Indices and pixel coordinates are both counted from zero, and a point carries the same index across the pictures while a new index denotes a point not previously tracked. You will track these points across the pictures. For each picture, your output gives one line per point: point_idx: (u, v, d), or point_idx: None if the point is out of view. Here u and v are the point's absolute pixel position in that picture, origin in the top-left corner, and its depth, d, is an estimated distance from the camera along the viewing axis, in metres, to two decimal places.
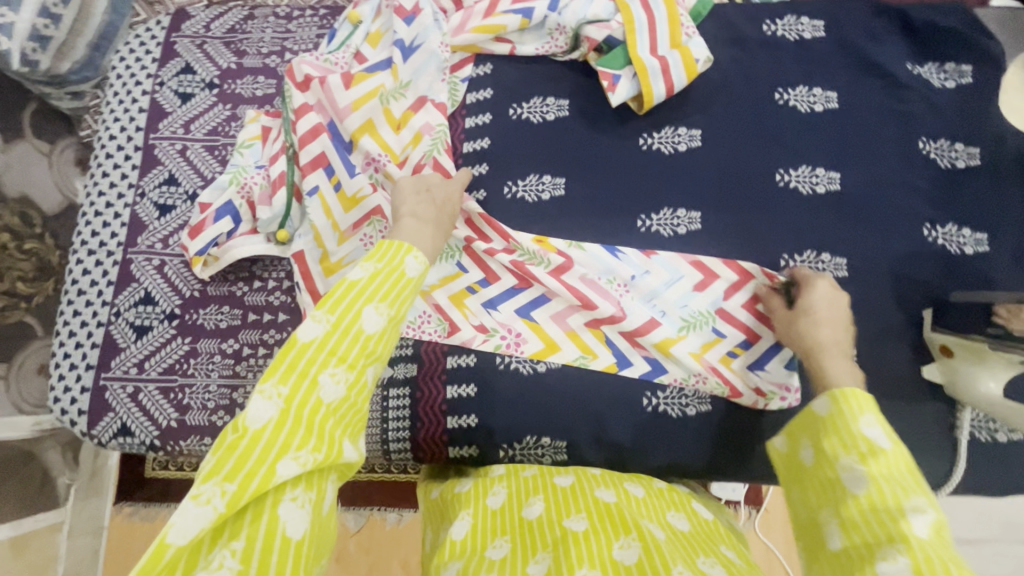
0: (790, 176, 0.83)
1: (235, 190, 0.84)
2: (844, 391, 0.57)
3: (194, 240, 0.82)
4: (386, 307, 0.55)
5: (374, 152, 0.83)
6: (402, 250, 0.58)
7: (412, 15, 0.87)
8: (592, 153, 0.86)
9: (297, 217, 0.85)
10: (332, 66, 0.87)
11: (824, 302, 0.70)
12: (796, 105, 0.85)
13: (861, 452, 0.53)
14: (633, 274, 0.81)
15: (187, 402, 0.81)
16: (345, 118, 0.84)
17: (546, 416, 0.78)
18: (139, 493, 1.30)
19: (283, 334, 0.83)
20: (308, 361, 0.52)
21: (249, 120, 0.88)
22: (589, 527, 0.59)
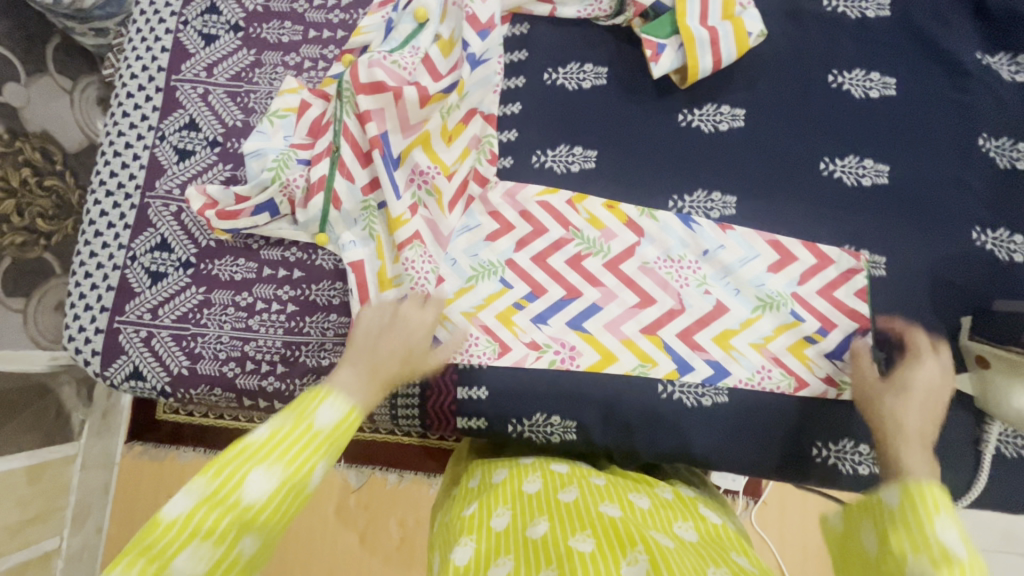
0: (835, 165, 0.79)
1: (278, 189, 0.76)
2: (921, 488, 0.51)
3: (224, 221, 0.77)
4: (342, 405, 0.57)
5: (423, 166, 0.79)
6: (317, 400, 0.56)
7: (486, 29, 0.78)
8: (627, 127, 0.82)
9: (337, 223, 0.79)
10: (401, 71, 0.77)
11: (917, 386, 0.63)
12: (850, 89, 0.80)
13: (932, 557, 0.47)
14: (706, 249, 0.79)
15: (199, 350, 0.81)
16: (409, 135, 0.79)
17: (558, 396, 0.77)
18: (149, 434, 1.34)
19: (297, 291, 0.82)
20: (238, 457, 0.50)
21: (288, 89, 0.81)
22: (596, 548, 0.53)
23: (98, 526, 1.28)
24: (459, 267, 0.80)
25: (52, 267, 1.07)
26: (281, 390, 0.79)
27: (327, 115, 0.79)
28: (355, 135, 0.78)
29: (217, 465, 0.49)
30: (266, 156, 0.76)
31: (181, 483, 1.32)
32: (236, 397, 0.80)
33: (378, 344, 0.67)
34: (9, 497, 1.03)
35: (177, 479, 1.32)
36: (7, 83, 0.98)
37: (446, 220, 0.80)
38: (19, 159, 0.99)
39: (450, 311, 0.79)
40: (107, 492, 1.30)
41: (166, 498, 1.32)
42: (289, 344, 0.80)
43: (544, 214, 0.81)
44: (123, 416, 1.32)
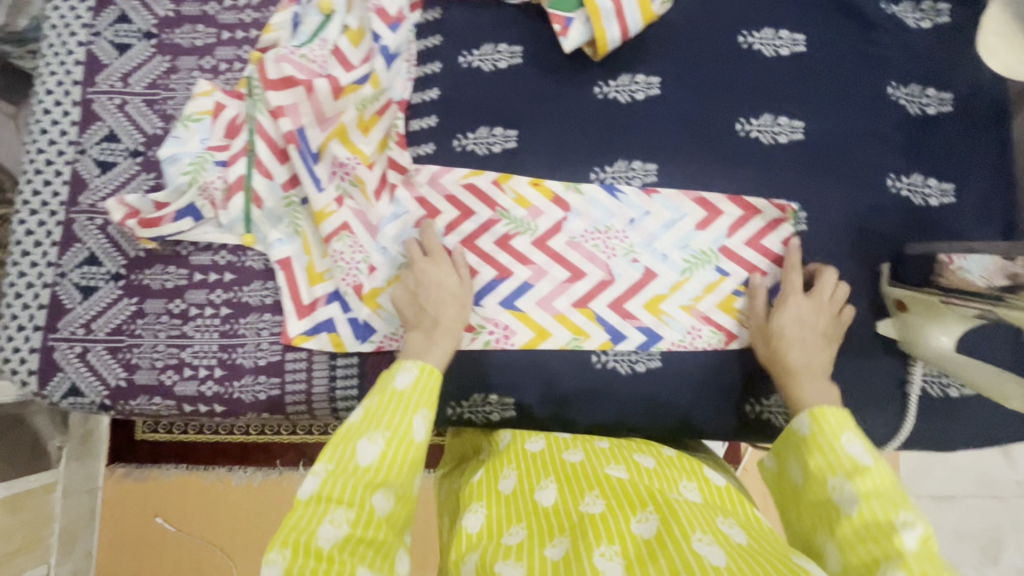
0: (751, 125, 0.80)
1: (197, 193, 0.77)
2: (825, 412, 0.61)
3: (147, 230, 0.77)
4: (414, 364, 0.64)
5: (342, 158, 0.78)
6: (399, 364, 0.64)
7: (396, 22, 0.79)
8: (545, 103, 0.82)
9: (261, 222, 0.79)
10: (309, 64, 0.77)
11: (791, 321, 0.70)
12: (760, 49, 0.81)
13: (846, 471, 0.56)
14: (632, 217, 0.79)
15: (135, 361, 0.80)
16: (327, 129, 0.78)
17: (493, 375, 0.78)
18: (132, 456, 1.33)
19: (230, 294, 0.82)
20: (342, 441, 0.58)
21: (201, 93, 0.80)
22: (605, 508, 0.56)
23: (87, 550, 1.29)
24: (390, 255, 0.80)
25: None
26: (221, 394, 0.80)
27: (241, 115, 0.79)
28: (270, 132, 0.77)
29: (331, 452, 0.57)
30: (182, 160, 0.76)
31: (165, 502, 1.32)
32: (175, 404, 0.80)
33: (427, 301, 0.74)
34: None
35: (163, 495, 1.32)
36: None
37: (374, 208, 0.80)
38: None
39: (382, 299, 0.80)
40: (92, 516, 1.30)
41: (152, 517, 1.31)
42: (225, 348, 0.80)
43: (471, 197, 0.81)
44: (104, 441, 1.32)
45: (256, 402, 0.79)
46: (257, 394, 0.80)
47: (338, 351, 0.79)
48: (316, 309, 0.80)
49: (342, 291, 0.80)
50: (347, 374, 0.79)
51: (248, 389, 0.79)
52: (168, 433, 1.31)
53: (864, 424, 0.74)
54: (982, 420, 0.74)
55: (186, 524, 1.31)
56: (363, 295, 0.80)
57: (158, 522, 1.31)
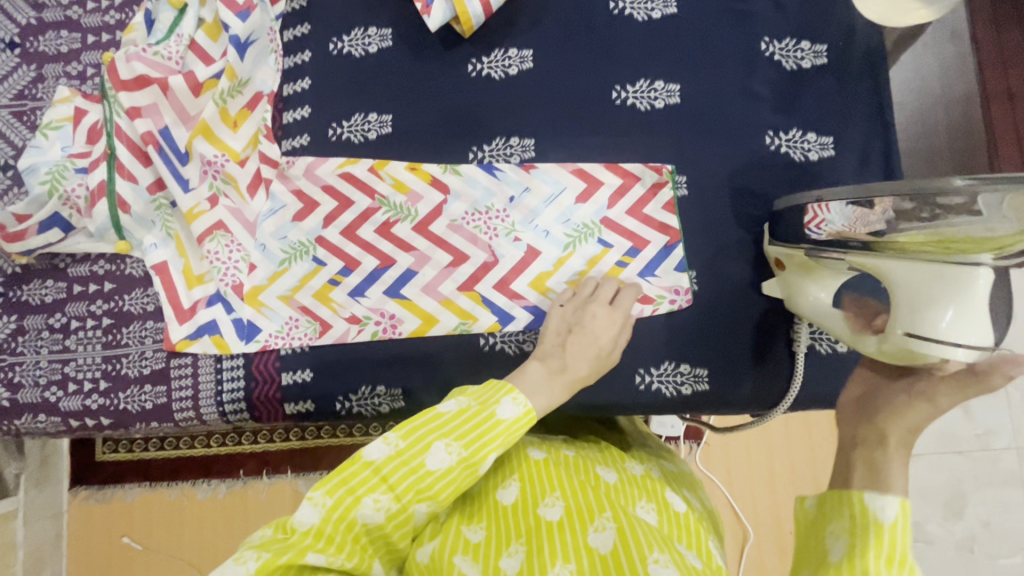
0: (627, 93, 0.78)
1: (59, 203, 0.75)
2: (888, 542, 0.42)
3: (13, 244, 0.75)
4: (523, 400, 0.56)
5: (209, 156, 0.77)
6: (503, 390, 0.57)
7: (246, 10, 0.77)
8: (419, 84, 0.80)
9: (132, 228, 0.77)
10: (163, 61, 0.75)
11: (884, 406, 0.52)
12: (632, 14, 0.79)
13: None
14: (512, 195, 0.78)
15: (18, 380, 0.79)
16: (191, 127, 0.77)
17: (380, 366, 0.76)
18: (92, 478, 1.29)
19: (111, 304, 0.80)
20: (423, 426, 0.55)
21: (61, 100, 0.78)
22: (564, 515, 0.57)
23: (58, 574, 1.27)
24: (269, 252, 0.78)
25: None
26: (107, 406, 0.78)
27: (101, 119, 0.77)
28: (130, 135, 0.75)
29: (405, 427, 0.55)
30: (39, 170, 0.74)
31: (132, 522, 1.27)
32: (61, 421, 0.78)
33: (552, 343, 0.66)
34: None
35: (128, 515, 1.28)
36: None
37: (249, 206, 0.78)
38: None
39: (264, 297, 0.78)
40: (60, 539, 1.27)
41: (119, 537, 1.27)
42: (109, 359, 0.78)
43: (348, 186, 0.79)
44: (61, 466, 1.28)
45: (143, 412, 0.77)
46: (144, 404, 0.78)
47: (222, 354, 0.77)
48: (197, 313, 0.78)
49: (222, 293, 0.78)
50: (233, 378, 0.77)
51: (134, 400, 0.78)
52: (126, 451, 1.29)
53: (755, 384, 0.73)
54: None
55: (151, 542, 1.27)
56: (245, 294, 0.78)
57: (123, 541, 1.27)
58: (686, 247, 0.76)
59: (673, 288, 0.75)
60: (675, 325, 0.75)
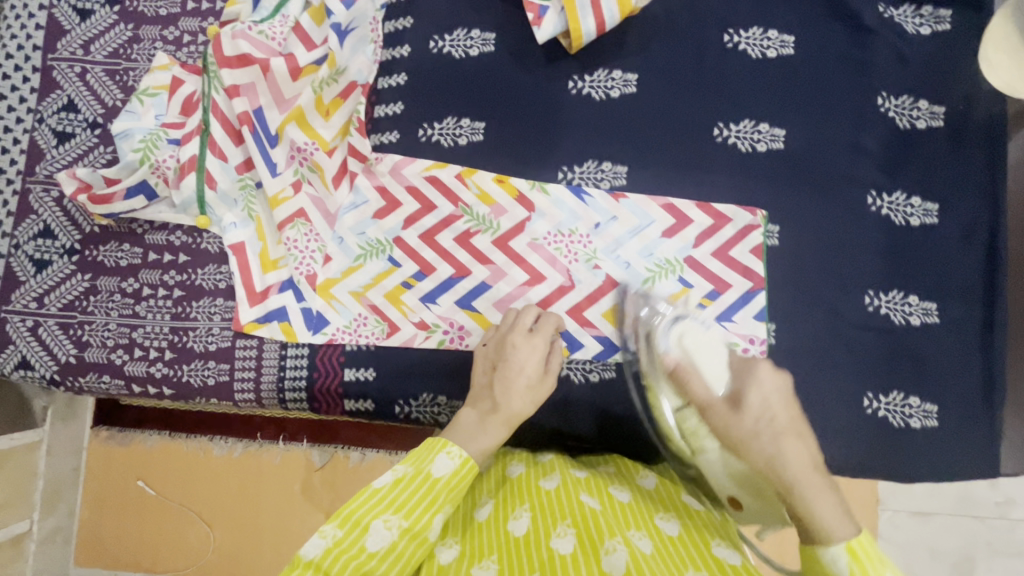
0: (729, 131, 0.76)
1: (149, 171, 0.74)
2: (862, 545, 0.45)
3: (98, 207, 0.75)
4: (457, 453, 0.58)
5: (300, 143, 0.76)
6: (438, 447, 0.58)
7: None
8: (516, 95, 0.79)
9: (216, 205, 0.77)
10: (268, 41, 0.74)
11: (762, 390, 0.54)
12: (746, 49, 0.76)
13: None
14: (598, 221, 0.76)
15: (87, 338, 0.80)
16: (285, 111, 0.76)
17: (444, 376, 0.76)
18: (116, 421, 1.34)
19: (184, 276, 0.80)
20: (361, 508, 0.54)
21: (158, 66, 0.77)
22: (576, 549, 0.53)
23: (70, 509, 1.29)
24: (347, 246, 0.78)
25: None
26: (170, 376, 0.78)
27: (198, 91, 0.76)
28: (225, 112, 0.75)
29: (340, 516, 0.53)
30: (134, 137, 0.74)
31: (146, 466, 1.30)
32: (124, 384, 0.79)
33: (483, 383, 0.67)
34: None
35: (145, 461, 1.30)
36: None
37: (332, 197, 0.78)
38: None
39: (336, 290, 0.78)
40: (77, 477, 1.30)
41: (133, 479, 1.29)
42: (177, 331, 0.79)
43: (433, 190, 0.78)
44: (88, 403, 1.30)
45: (204, 387, 0.78)
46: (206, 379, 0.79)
47: (288, 341, 0.77)
48: (268, 298, 0.78)
49: (294, 280, 0.78)
50: (297, 364, 0.77)
51: (197, 373, 0.78)
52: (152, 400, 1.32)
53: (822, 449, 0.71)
54: (943, 449, 0.70)
55: (164, 490, 1.29)
56: (318, 285, 0.78)
57: (138, 485, 1.30)
58: (769, 296, 0.74)
59: (748, 337, 0.73)
60: None
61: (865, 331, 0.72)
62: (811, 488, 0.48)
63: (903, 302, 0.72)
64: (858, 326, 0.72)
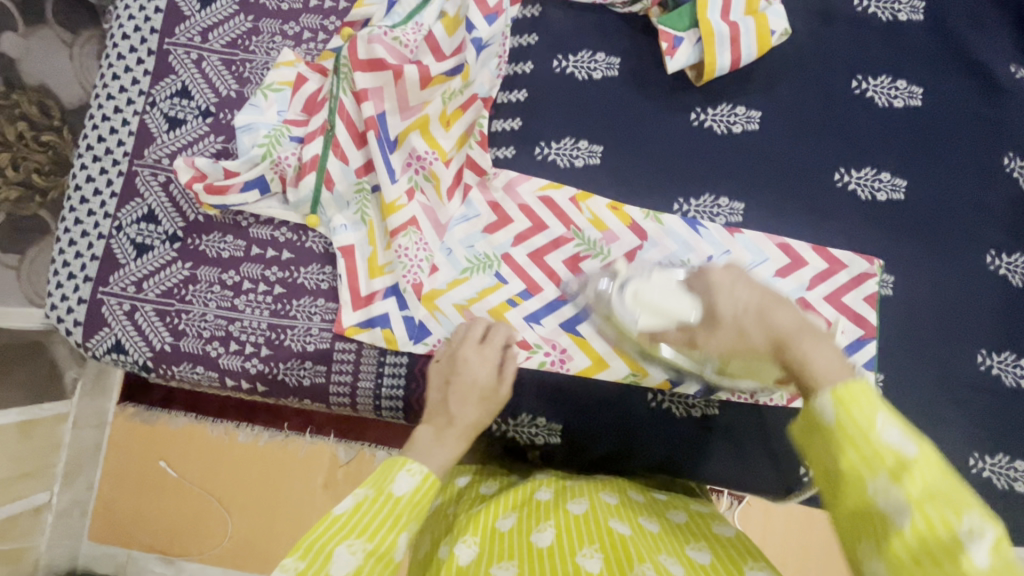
0: (850, 177, 0.76)
1: (269, 166, 0.74)
2: (846, 390, 0.45)
3: (212, 198, 0.74)
4: (418, 469, 0.57)
5: (420, 151, 0.76)
6: (398, 465, 0.56)
7: (493, 15, 0.75)
8: (637, 122, 0.79)
9: (329, 205, 0.77)
10: (403, 49, 0.74)
11: (732, 297, 0.61)
12: (873, 97, 0.76)
13: (890, 469, 0.41)
14: (711, 255, 0.76)
15: (183, 327, 0.79)
16: (409, 118, 0.76)
17: (544, 398, 0.76)
18: (143, 397, 1.27)
19: (286, 273, 0.79)
20: (319, 537, 0.51)
21: (284, 63, 0.77)
22: (603, 569, 0.52)
23: (89, 483, 1.25)
24: (455, 258, 0.78)
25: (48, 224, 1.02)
26: (265, 373, 0.78)
27: (324, 92, 0.76)
28: (351, 115, 0.75)
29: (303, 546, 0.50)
30: (258, 130, 0.74)
31: (169, 448, 1.26)
32: (218, 377, 0.78)
33: (438, 398, 0.67)
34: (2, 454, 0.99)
35: (167, 442, 1.26)
36: (6, 32, 0.99)
37: (445, 207, 0.78)
38: (15, 113, 0.99)
39: (440, 302, 0.77)
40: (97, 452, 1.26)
41: (154, 460, 1.26)
42: (274, 328, 0.78)
43: (546, 210, 0.78)
44: (116, 377, 1.26)
45: (300, 387, 0.78)
46: (300, 379, 0.78)
47: (390, 349, 0.77)
48: (373, 303, 0.77)
49: (399, 288, 0.78)
50: (396, 373, 0.77)
51: (292, 373, 0.78)
52: None
53: None
54: None
55: (186, 472, 1.26)
56: (422, 295, 0.77)
57: (158, 464, 1.26)
58: (879, 346, 0.73)
59: None
60: None
61: (975, 390, 0.72)
62: (812, 350, 0.52)
63: (1016, 364, 0.72)
64: (969, 384, 0.72)
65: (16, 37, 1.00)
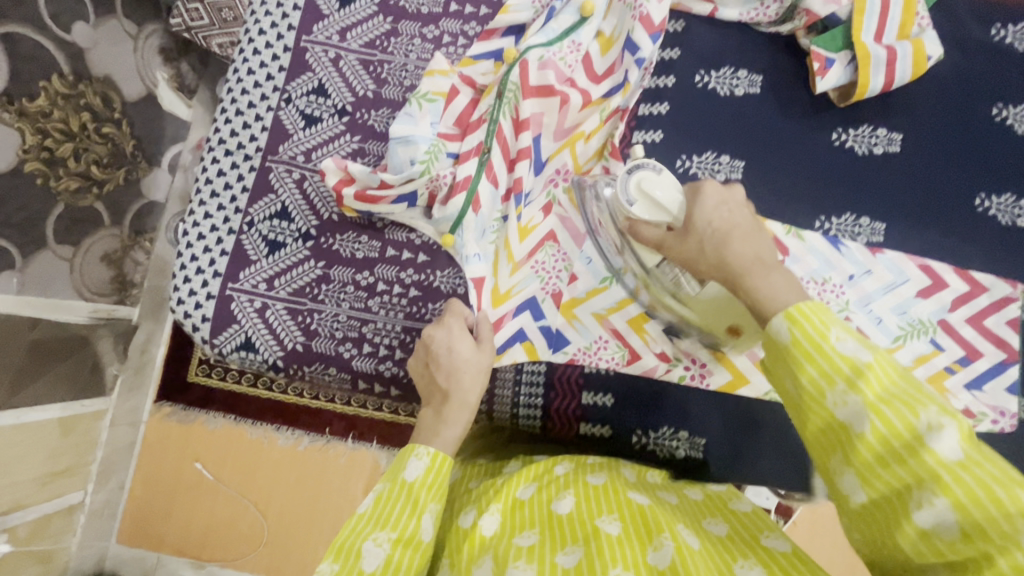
0: (990, 203, 0.76)
1: (425, 182, 0.75)
2: (800, 309, 0.46)
3: (359, 203, 0.75)
4: (425, 451, 0.59)
5: (565, 167, 0.79)
6: (407, 453, 0.59)
7: (658, 33, 0.74)
8: (777, 139, 0.79)
9: (468, 228, 0.76)
10: (565, 69, 0.75)
11: (715, 210, 0.59)
12: (1013, 125, 0.77)
13: (845, 378, 0.42)
14: (853, 273, 0.76)
15: (315, 327, 0.77)
16: (559, 138, 0.78)
17: (686, 411, 0.74)
18: (180, 396, 1.20)
19: (421, 276, 0.78)
20: (348, 535, 0.53)
21: (439, 70, 0.77)
22: (621, 532, 0.52)
23: (121, 482, 1.17)
24: (595, 267, 0.77)
25: (104, 219, 1.01)
26: (399, 376, 0.76)
27: (484, 113, 0.77)
28: (506, 138, 0.76)
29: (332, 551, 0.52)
30: (417, 145, 0.74)
31: (209, 449, 1.19)
32: (350, 379, 0.77)
33: (427, 380, 0.68)
34: (42, 450, 0.93)
35: (206, 440, 1.19)
36: (77, 22, 0.91)
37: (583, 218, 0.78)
38: (80, 104, 0.93)
39: (579, 310, 0.76)
40: (132, 451, 1.19)
41: (191, 462, 1.19)
42: (409, 331, 0.77)
43: None
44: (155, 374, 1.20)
45: None
46: None
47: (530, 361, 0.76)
48: (501, 327, 0.77)
49: (536, 300, 0.77)
50: (534, 381, 0.76)
51: None
52: (220, 379, 1.19)
53: None
54: None
55: (222, 474, 1.18)
56: (562, 303, 0.77)
57: (195, 467, 1.19)
58: (1021, 371, 0.74)
59: (997, 409, 0.73)
60: (996, 447, 0.73)
61: None
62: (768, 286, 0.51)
63: None
64: None
65: (87, 28, 0.93)
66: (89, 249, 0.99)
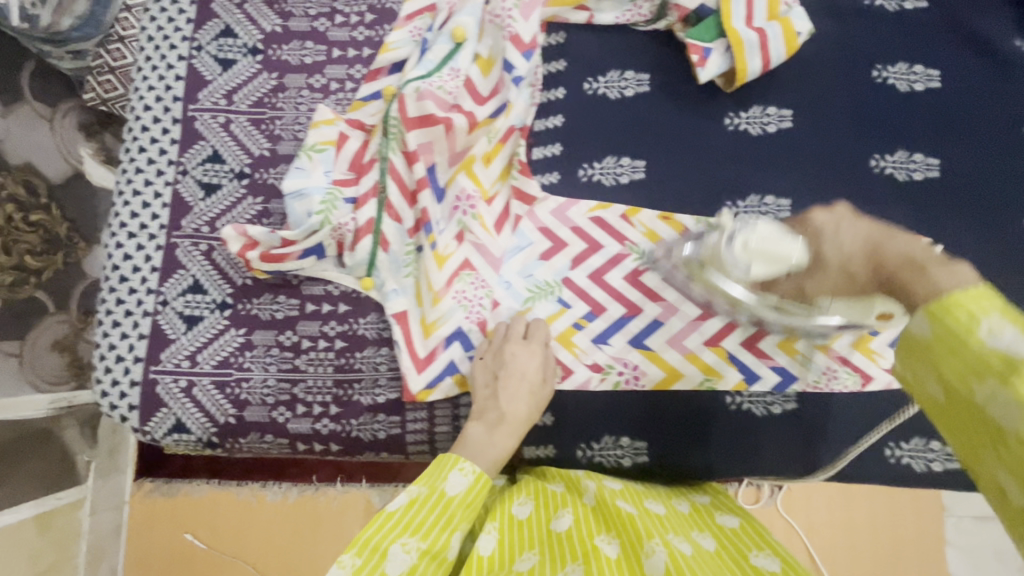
0: (885, 161, 0.77)
1: (329, 233, 0.75)
2: (942, 303, 0.41)
3: (267, 263, 0.75)
4: (470, 469, 0.62)
5: (468, 191, 0.76)
6: (450, 465, 0.61)
7: (530, 50, 0.77)
8: (675, 133, 0.79)
9: (385, 268, 0.77)
10: (448, 96, 0.75)
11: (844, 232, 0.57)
12: (895, 84, 0.79)
13: (996, 371, 0.36)
14: None
15: (245, 397, 0.76)
16: (456, 163, 0.77)
17: (625, 420, 0.75)
18: (160, 470, 1.17)
19: (345, 326, 0.77)
20: (376, 533, 0.55)
21: (325, 121, 0.78)
22: (620, 553, 0.56)
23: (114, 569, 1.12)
24: (514, 290, 0.76)
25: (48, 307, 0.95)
26: (337, 432, 0.76)
27: (375, 153, 0.78)
28: (402, 175, 0.76)
29: (359, 545, 0.54)
30: (311, 197, 0.74)
31: (197, 518, 1.15)
32: (289, 442, 0.76)
33: (491, 392, 0.70)
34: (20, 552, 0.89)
35: (196, 510, 1.15)
36: None
37: (496, 241, 0.77)
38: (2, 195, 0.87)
39: None
40: (119, 537, 1.13)
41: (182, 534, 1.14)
42: (341, 383, 0.76)
43: (599, 231, 0.77)
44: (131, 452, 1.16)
45: (375, 440, 0.76)
46: (375, 432, 0.76)
47: (419, 401, 0.74)
48: (434, 360, 0.74)
49: (464, 330, 0.75)
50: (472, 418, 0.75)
51: (366, 427, 0.76)
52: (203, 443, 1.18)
53: None
54: None
55: (217, 541, 1.14)
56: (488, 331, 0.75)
57: (186, 538, 1.14)
58: None
59: None
60: None
61: None
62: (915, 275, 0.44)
63: None
64: None
65: None
66: (35, 340, 0.93)
